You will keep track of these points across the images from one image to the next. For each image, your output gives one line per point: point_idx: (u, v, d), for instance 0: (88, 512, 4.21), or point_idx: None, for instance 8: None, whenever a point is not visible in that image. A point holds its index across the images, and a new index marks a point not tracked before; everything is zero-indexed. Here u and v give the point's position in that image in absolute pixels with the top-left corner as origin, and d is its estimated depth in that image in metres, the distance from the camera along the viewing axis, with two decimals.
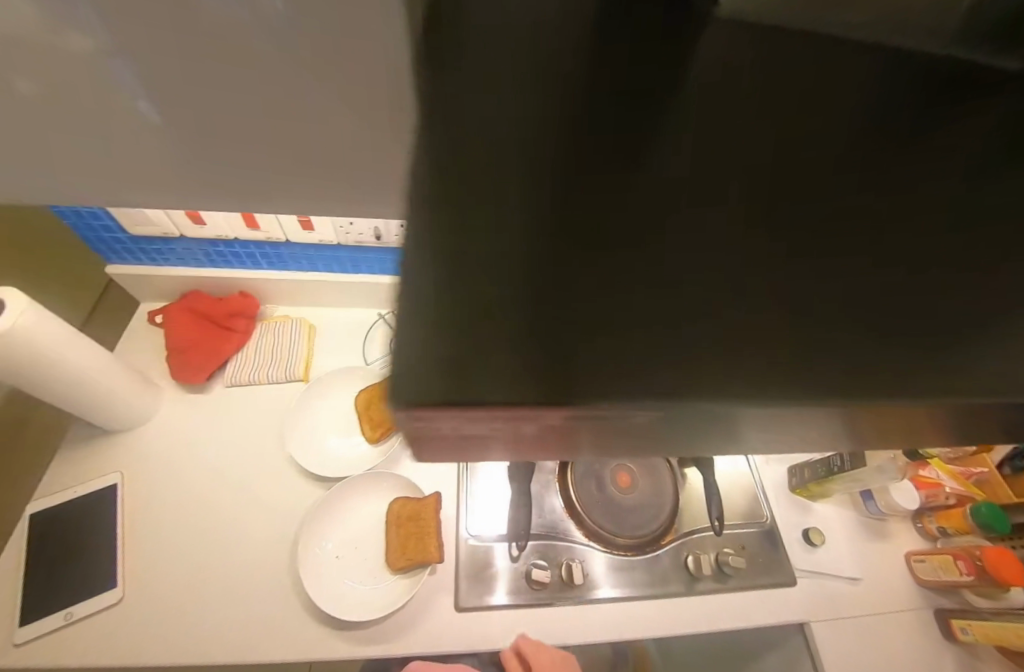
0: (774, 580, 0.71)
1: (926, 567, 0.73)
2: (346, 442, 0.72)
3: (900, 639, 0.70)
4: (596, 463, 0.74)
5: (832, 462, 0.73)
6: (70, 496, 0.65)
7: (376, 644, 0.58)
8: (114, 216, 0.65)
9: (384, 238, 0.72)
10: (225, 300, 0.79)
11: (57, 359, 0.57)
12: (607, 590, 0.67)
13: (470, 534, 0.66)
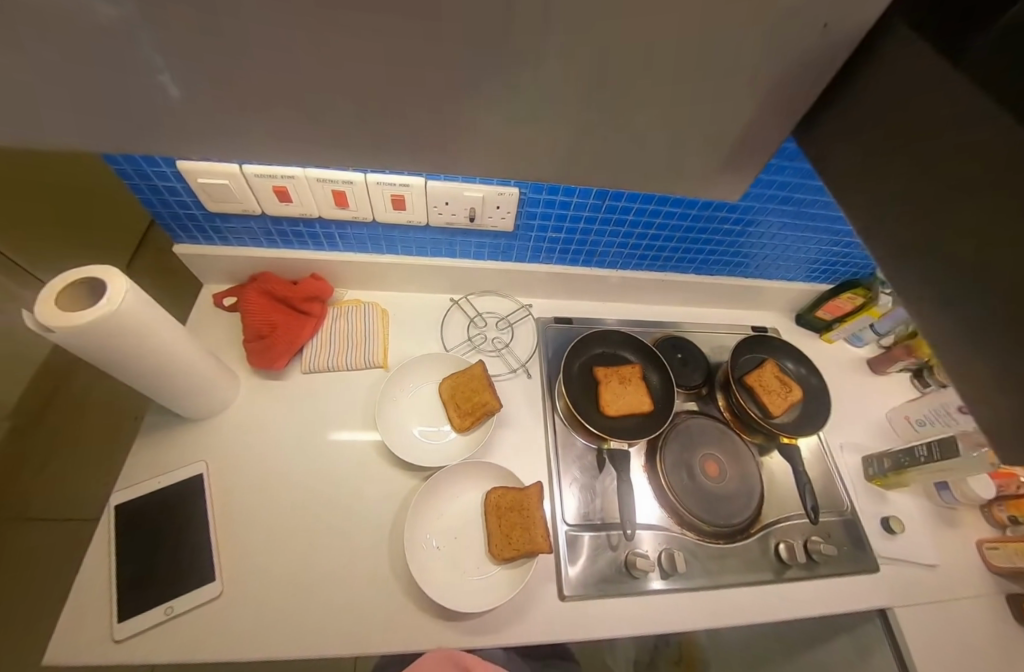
0: (859, 567, 0.72)
1: (1000, 554, 0.75)
2: (435, 431, 0.71)
3: (979, 623, 0.72)
4: (684, 452, 0.74)
5: (917, 453, 0.73)
6: (155, 486, 0.62)
7: (487, 634, 0.58)
8: (196, 190, 0.61)
9: (477, 220, 0.68)
10: (299, 283, 0.76)
11: (153, 341, 0.54)
12: (704, 577, 0.66)
13: (569, 523, 0.66)
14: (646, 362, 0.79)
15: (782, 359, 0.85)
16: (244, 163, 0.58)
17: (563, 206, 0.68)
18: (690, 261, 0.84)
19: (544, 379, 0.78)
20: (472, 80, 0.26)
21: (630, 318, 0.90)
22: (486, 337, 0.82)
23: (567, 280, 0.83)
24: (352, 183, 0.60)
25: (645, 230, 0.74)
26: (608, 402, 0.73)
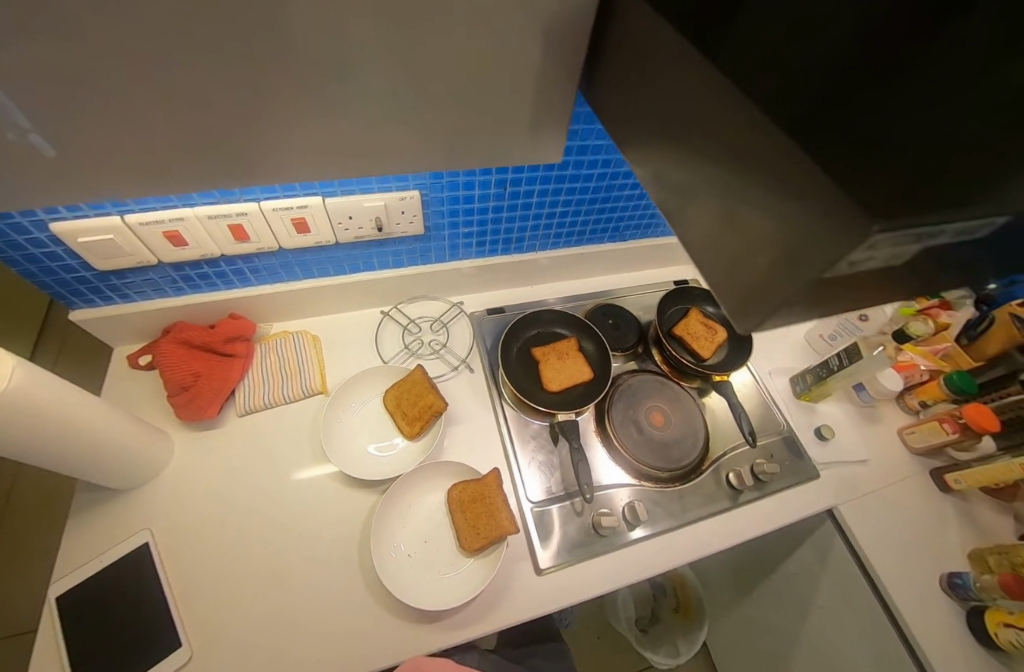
0: (804, 476, 0.78)
1: (917, 435, 0.84)
2: (387, 443, 0.71)
3: (910, 501, 0.80)
4: (629, 409, 0.78)
5: (832, 362, 0.81)
6: (99, 566, 0.58)
7: (472, 626, 0.59)
8: (79, 251, 0.57)
9: (386, 229, 0.69)
10: (216, 326, 0.73)
11: (61, 416, 0.51)
12: (667, 519, 0.70)
13: (534, 501, 0.68)
14: (580, 333, 0.82)
15: (704, 305, 0.91)
16: (125, 213, 0.55)
17: (466, 201, 0.70)
18: (603, 230, 0.88)
19: (486, 369, 0.80)
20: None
21: (560, 296, 0.93)
22: (422, 342, 0.82)
23: (491, 271, 0.85)
24: (248, 213, 0.59)
25: (552, 207, 0.77)
26: (550, 378, 0.75)
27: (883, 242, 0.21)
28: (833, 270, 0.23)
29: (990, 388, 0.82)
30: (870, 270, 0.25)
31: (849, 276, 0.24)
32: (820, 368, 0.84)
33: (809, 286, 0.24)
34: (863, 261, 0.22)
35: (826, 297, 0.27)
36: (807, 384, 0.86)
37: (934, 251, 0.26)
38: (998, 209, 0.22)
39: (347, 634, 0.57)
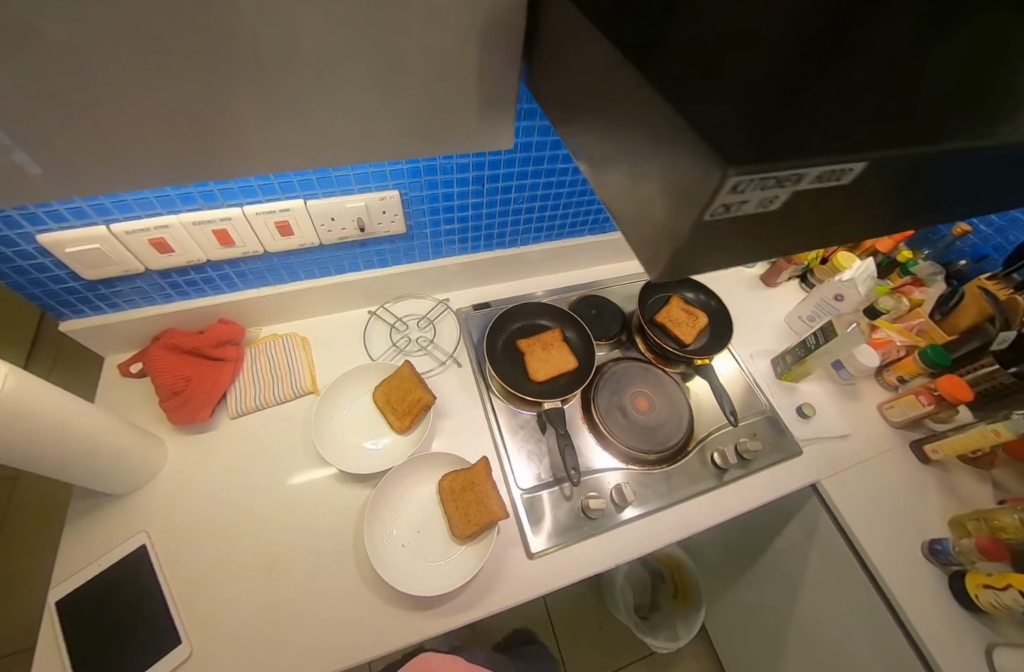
0: (787, 453, 0.80)
1: (895, 409, 0.86)
2: (378, 438, 0.72)
3: (891, 472, 0.83)
4: (614, 395, 0.80)
5: (809, 342, 0.83)
6: (98, 569, 0.59)
7: (466, 610, 0.60)
8: (66, 261, 0.58)
9: (368, 228, 0.71)
10: (205, 331, 0.74)
11: (56, 422, 0.52)
12: (654, 500, 0.72)
13: (523, 488, 0.69)
14: (563, 323, 0.85)
15: (684, 292, 0.93)
16: (110, 222, 0.56)
17: (445, 198, 0.72)
18: (583, 223, 0.90)
19: (473, 363, 0.81)
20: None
21: (545, 289, 0.96)
22: (410, 339, 0.84)
23: (475, 267, 0.87)
24: (231, 219, 0.61)
25: (530, 202, 0.79)
26: (535, 369, 0.77)
27: (748, 186, 0.21)
28: (705, 215, 0.23)
29: (964, 361, 0.85)
30: (750, 222, 0.25)
31: (726, 225, 0.24)
32: (798, 348, 0.87)
33: (689, 233, 0.24)
34: (734, 206, 0.22)
35: (711, 248, 0.27)
36: (787, 364, 0.88)
37: (830, 211, 0.27)
38: (863, 159, 0.22)
39: (344, 624, 0.59)
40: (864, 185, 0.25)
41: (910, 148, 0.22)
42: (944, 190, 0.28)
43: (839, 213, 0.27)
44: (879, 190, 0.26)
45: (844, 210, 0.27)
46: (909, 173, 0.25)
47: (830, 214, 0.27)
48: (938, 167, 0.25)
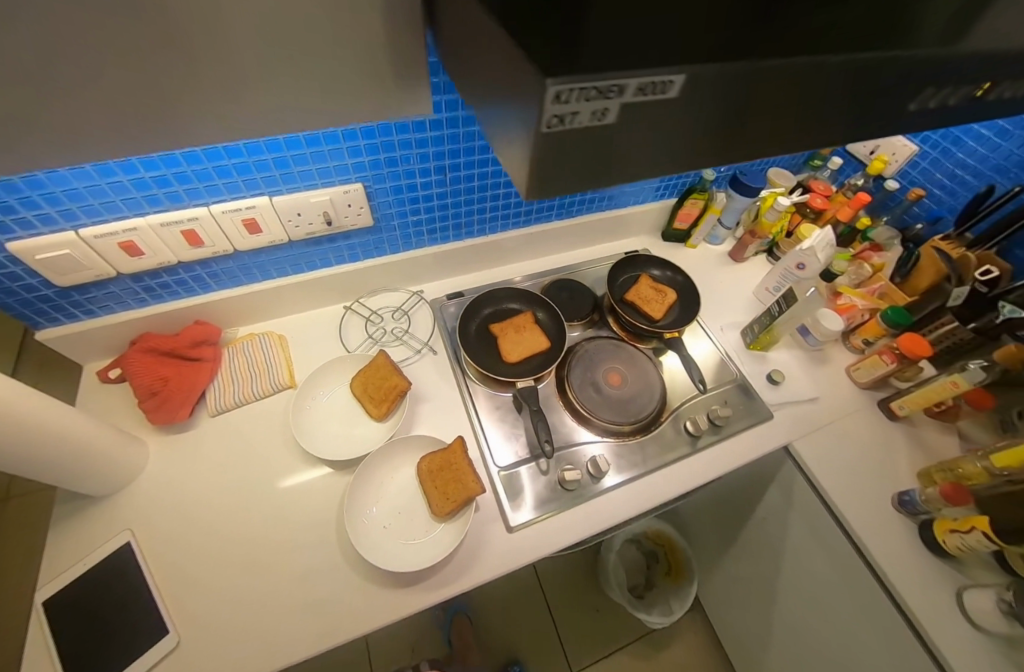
0: (758, 418, 0.83)
1: (862, 370, 0.89)
2: (356, 426, 0.74)
3: (860, 431, 0.85)
4: (587, 372, 0.82)
5: (773, 310, 0.86)
6: (83, 569, 0.60)
7: (448, 584, 0.62)
8: (37, 268, 0.59)
9: (335, 222, 0.72)
10: (181, 333, 0.76)
11: (40, 423, 0.53)
12: (630, 469, 0.74)
13: (501, 466, 0.71)
14: (534, 306, 0.87)
15: (652, 271, 0.96)
16: (79, 227, 0.58)
17: (410, 188, 0.74)
18: (550, 208, 0.92)
19: (448, 350, 0.83)
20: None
21: (521, 275, 0.98)
22: (385, 330, 0.86)
23: (446, 257, 0.89)
24: (198, 218, 0.62)
25: (493, 189, 0.81)
26: (508, 351, 0.79)
27: (577, 97, 0.20)
28: (544, 128, 0.22)
29: (925, 321, 0.88)
30: (602, 143, 0.24)
31: (574, 143, 0.24)
32: (764, 317, 0.90)
33: (534, 152, 0.23)
34: (567, 119, 0.21)
35: (568, 172, 0.26)
36: (755, 334, 0.91)
37: (726, 138, 0.28)
38: (680, 70, 0.21)
39: (330, 606, 0.60)
40: (711, 103, 0.25)
41: (766, 59, 0.23)
42: (840, 121, 0.30)
43: (707, 136, 0.27)
44: (730, 106, 0.25)
45: (701, 131, 0.27)
46: (784, 103, 0.26)
47: (700, 138, 0.27)
48: (788, 83, 0.25)
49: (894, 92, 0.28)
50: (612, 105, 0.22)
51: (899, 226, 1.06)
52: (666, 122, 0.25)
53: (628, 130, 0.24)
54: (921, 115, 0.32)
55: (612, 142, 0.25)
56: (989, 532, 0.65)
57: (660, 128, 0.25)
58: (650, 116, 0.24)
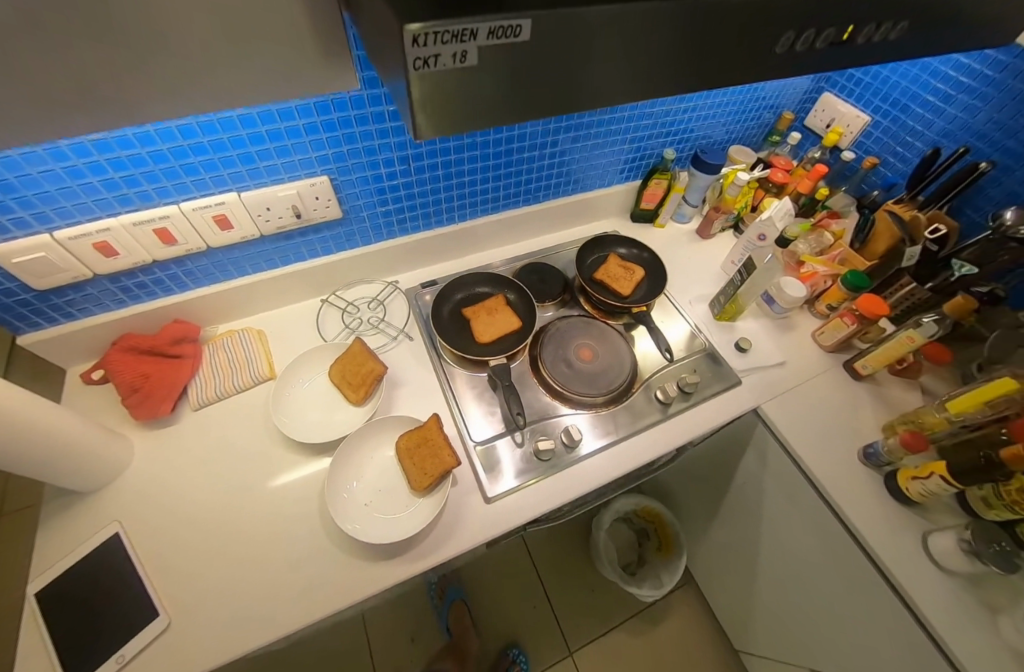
0: (726, 383, 0.86)
1: (826, 334, 0.92)
2: (336, 411, 0.76)
3: (826, 392, 0.88)
4: (559, 348, 0.84)
5: (735, 280, 0.89)
6: (71, 561, 0.61)
7: (429, 554, 0.64)
8: (14, 272, 0.61)
9: (305, 215, 0.75)
10: (161, 331, 0.78)
11: (31, 417, 0.55)
12: (602, 438, 0.77)
13: (477, 441, 0.74)
14: (505, 289, 0.90)
15: (620, 250, 0.99)
16: (52, 229, 0.60)
17: (376, 179, 0.77)
18: (518, 194, 0.95)
19: (423, 335, 0.86)
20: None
21: (507, 258, 1.01)
22: (362, 320, 0.88)
23: (418, 246, 0.92)
24: (169, 216, 0.64)
25: (459, 177, 0.84)
26: (480, 332, 0.82)
27: (437, 39, 0.21)
28: (413, 73, 0.22)
29: (882, 282, 0.91)
30: (484, 91, 0.25)
31: (453, 90, 0.24)
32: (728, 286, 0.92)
33: (410, 96, 0.23)
34: (431, 62, 0.21)
35: (458, 120, 0.27)
36: (721, 304, 0.94)
37: (621, 88, 0.29)
38: (528, 14, 0.21)
39: (316, 581, 0.63)
40: (592, 55, 0.25)
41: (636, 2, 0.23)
42: (738, 70, 0.32)
43: (603, 89, 0.29)
44: (610, 56, 0.26)
45: (587, 83, 0.27)
46: (674, 52, 0.28)
47: (596, 93, 0.29)
48: (669, 33, 0.26)
49: (779, 38, 0.30)
50: (483, 50, 0.22)
51: (857, 194, 1.09)
52: (547, 72, 0.25)
53: (503, 74, 0.24)
54: (820, 62, 0.34)
55: (495, 91, 0.25)
56: (947, 475, 0.68)
57: (543, 75, 0.25)
58: (527, 63, 0.24)
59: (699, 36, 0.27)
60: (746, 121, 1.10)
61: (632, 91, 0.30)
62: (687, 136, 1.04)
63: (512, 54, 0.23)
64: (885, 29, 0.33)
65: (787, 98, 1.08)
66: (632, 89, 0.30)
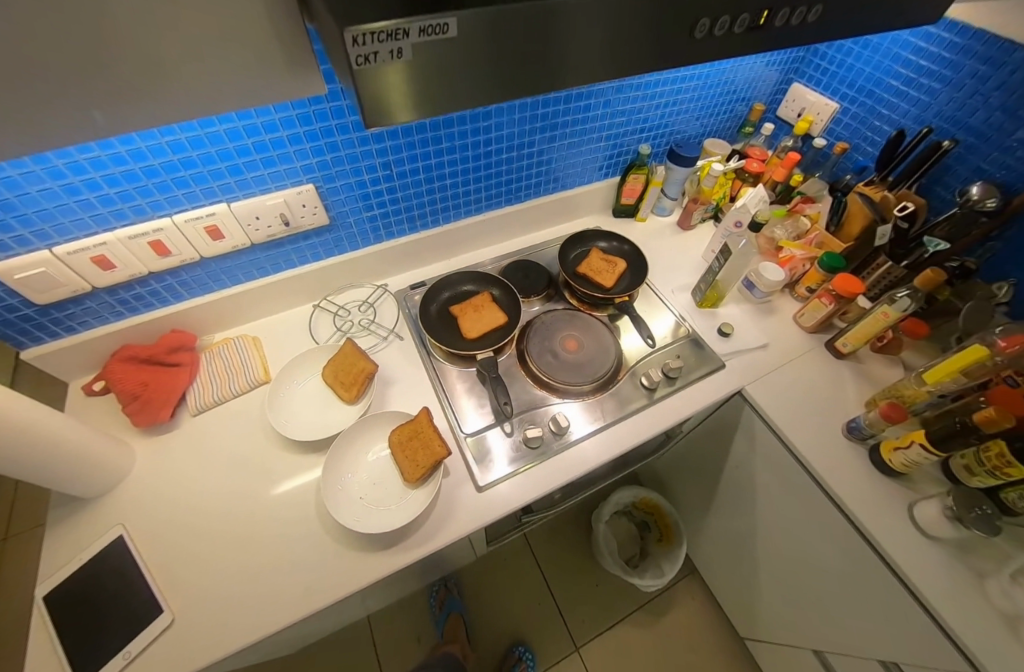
0: (710, 367, 0.88)
1: (807, 315, 0.95)
2: (330, 410, 0.79)
3: (809, 371, 0.90)
4: (545, 341, 0.87)
5: (714, 267, 0.92)
6: (76, 565, 0.63)
7: (424, 542, 0.66)
8: (16, 288, 0.64)
9: (293, 223, 0.78)
10: (159, 341, 0.81)
11: (34, 424, 0.58)
12: (590, 424, 0.79)
13: (468, 433, 0.76)
14: (491, 287, 0.93)
15: (602, 244, 1.02)
16: (51, 245, 0.63)
17: (360, 185, 0.80)
18: (499, 195, 0.98)
19: (413, 334, 0.89)
20: (154, 85, 0.37)
21: (491, 258, 1.04)
22: (353, 322, 0.91)
23: (405, 250, 0.95)
24: (163, 229, 0.68)
25: (440, 181, 0.87)
26: (467, 328, 0.85)
27: (374, 38, 0.23)
28: (357, 69, 0.25)
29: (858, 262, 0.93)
30: (427, 81, 0.28)
31: (399, 83, 0.27)
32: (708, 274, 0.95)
33: (358, 89, 0.26)
34: (371, 59, 0.24)
35: (407, 111, 0.29)
36: (702, 292, 0.97)
37: (560, 77, 0.32)
38: (453, 13, 0.24)
39: (315, 574, 0.64)
40: (522, 47, 0.28)
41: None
42: (669, 54, 0.35)
43: (542, 78, 0.31)
44: (539, 46, 0.29)
45: (521, 75, 0.30)
46: (603, 40, 0.31)
47: (530, 83, 0.32)
48: (594, 22, 0.29)
49: (702, 23, 0.33)
50: (417, 46, 0.25)
51: (832, 179, 1.12)
52: (483, 64, 0.28)
53: (443, 68, 0.27)
54: (747, 46, 0.37)
55: (440, 84, 0.28)
56: (926, 444, 0.69)
57: (481, 68, 0.28)
58: (463, 57, 0.27)
59: (622, 25, 0.30)
60: (718, 115, 1.14)
61: (569, 79, 0.33)
62: (661, 132, 1.07)
63: (447, 50, 0.26)
64: (801, 13, 0.36)
65: (757, 91, 1.12)
66: (570, 78, 0.33)
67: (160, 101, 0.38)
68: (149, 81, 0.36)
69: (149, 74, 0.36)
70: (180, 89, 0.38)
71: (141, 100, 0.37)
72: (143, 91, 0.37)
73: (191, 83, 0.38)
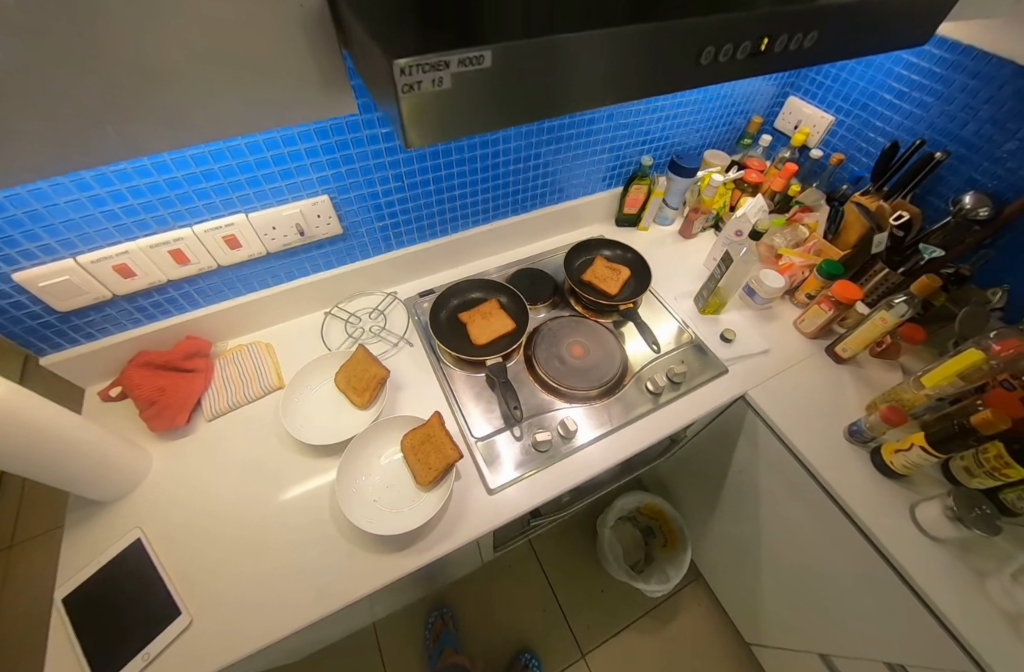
0: (713, 372, 0.90)
1: (807, 321, 0.97)
2: (342, 414, 0.80)
3: (810, 375, 0.93)
4: (552, 347, 0.89)
5: (715, 274, 0.94)
6: (95, 567, 0.64)
7: (437, 544, 0.67)
8: (40, 296, 0.66)
9: (307, 233, 0.80)
10: (175, 347, 0.82)
11: (57, 427, 0.59)
12: (597, 428, 0.80)
13: (478, 436, 0.77)
14: (498, 294, 0.95)
15: (606, 253, 1.05)
16: (76, 254, 0.65)
17: (372, 196, 0.82)
18: (506, 205, 1.01)
19: (423, 340, 0.91)
20: (194, 105, 0.39)
21: (496, 267, 1.06)
22: (364, 329, 0.93)
23: (415, 258, 0.97)
24: (183, 238, 0.70)
25: (449, 192, 0.90)
26: (476, 335, 0.87)
27: (419, 69, 0.26)
28: (401, 96, 0.27)
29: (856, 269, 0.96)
30: (459, 106, 0.30)
31: (434, 107, 0.29)
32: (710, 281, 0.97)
33: (399, 114, 0.28)
34: (414, 87, 0.27)
35: (438, 132, 0.32)
36: (704, 299, 0.99)
37: (578, 100, 0.34)
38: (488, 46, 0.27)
39: (329, 576, 0.65)
40: (545, 73, 0.31)
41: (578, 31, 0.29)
42: (678, 79, 0.37)
43: (562, 100, 0.34)
44: (560, 72, 0.31)
45: (542, 99, 0.33)
46: (619, 67, 0.33)
47: (551, 105, 0.34)
48: (610, 50, 0.31)
49: (709, 50, 0.35)
50: (454, 75, 0.27)
51: (828, 189, 1.16)
52: (510, 89, 0.31)
53: (476, 94, 0.30)
54: (750, 69, 0.40)
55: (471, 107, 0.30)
56: (926, 445, 0.71)
57: (509, 93, 0.31)
58: (494, 83, 0.30)
59: (635, 54, 0.32)
60: (717, 128, 1.17)
61: (585, 102, 0.35)
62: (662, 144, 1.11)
63: (480, 79, 0.29)
64: (799, 39, 0.39)
65: (754, 104, 1.16)
66: (585, 102, 0.35)
67: (197, 117, 0.40)
68: (190, 100, 0.39)
69: (189, 94, 0.38)
70: (216, 109, 0.40)
71: (180, 120, 0.40)
72: (182, 111, 0.39)
73: (228, 103, 0.40)
